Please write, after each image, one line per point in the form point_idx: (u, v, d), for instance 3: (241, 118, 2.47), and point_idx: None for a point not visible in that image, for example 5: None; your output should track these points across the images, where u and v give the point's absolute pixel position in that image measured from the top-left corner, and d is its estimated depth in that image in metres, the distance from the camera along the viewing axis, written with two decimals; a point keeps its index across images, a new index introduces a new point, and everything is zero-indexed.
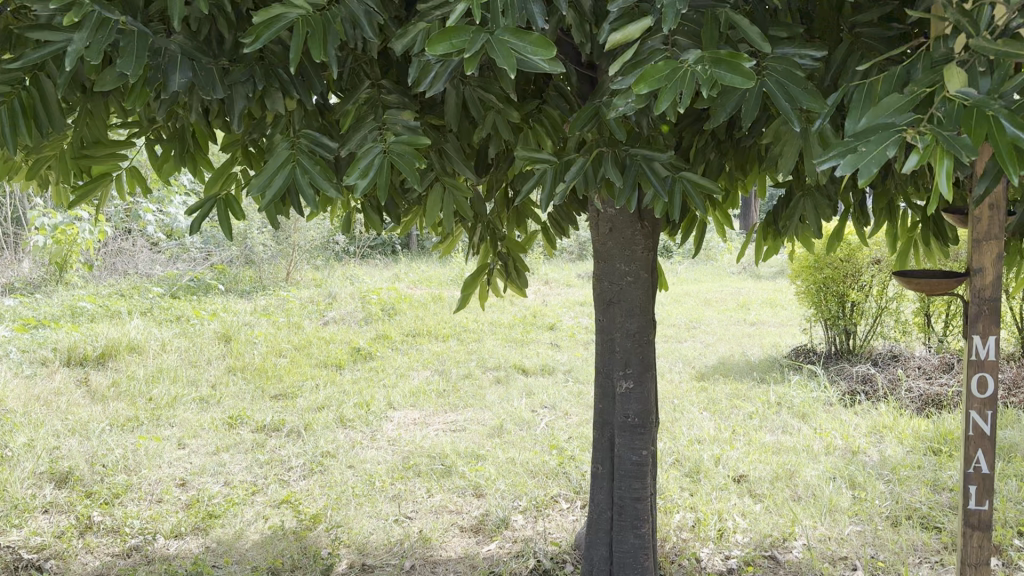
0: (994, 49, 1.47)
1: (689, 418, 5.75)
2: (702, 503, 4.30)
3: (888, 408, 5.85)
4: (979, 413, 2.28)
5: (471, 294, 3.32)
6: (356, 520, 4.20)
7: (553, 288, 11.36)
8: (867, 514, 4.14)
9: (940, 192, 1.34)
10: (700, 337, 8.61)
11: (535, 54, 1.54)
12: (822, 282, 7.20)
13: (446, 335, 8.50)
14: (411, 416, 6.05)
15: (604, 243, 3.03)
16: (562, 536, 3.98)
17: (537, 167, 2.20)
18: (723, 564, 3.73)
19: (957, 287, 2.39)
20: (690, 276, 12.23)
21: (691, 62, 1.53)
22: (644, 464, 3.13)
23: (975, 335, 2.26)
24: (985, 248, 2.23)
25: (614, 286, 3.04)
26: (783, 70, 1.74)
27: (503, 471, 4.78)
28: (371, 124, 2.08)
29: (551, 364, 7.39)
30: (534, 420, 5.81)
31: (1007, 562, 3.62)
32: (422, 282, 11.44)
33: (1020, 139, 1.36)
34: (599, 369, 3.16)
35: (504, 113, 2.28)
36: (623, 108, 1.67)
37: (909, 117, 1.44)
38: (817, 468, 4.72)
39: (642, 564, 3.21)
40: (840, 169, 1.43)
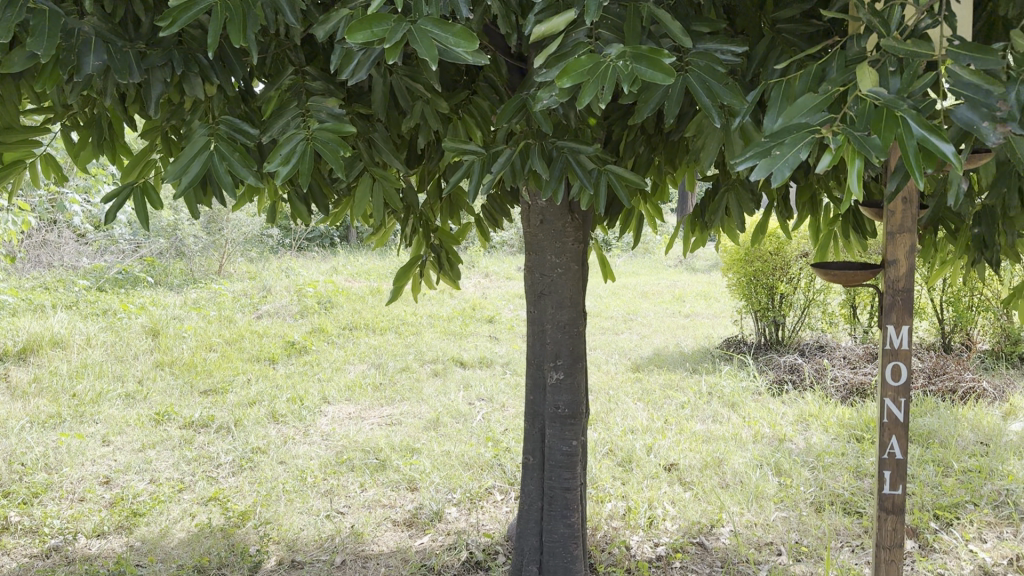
0: (903, 48, 1.50)
1: (623, 408, 5.82)
2: (633, 491, 4.37)
3: (814, 397, 6.02)
4: (893, 401, 2.35)
5: (404, 285, 3.26)
6: (286, 516, 4.14)
7: (493, 281, 11.34)
8: (792, 500, 4.25)
9: (849, 190, 1.37)
10: (636, 328, 8.72)
11: (458, 45, 1.53)
12: (753, 274, 7.36)
13: (383, 328, 8.44)
14: (346, 410, 5.99)
15: (535, 235, 3.03)
16: (495, 527, 3.99)
17: (465, 159, 2.18)
18: (653, 551, 3.79)
19: (871, 278, 2.47)
20: (627, 269, 12.37)
21: (613, 57, 1.54)
22: (574, 455, 3.15)
23: (890, 325, 2.33)
24: (899, 241, 2.30)
25: (544, 279, 3.05)
26: (704, 66, 1.76)
27: (438, 464, 4.76)
28: (294, 113, 2.06)
29: (489, 357, 7.39)
30: (471, 412, 5.81)
31: (923, 544, 3.76)
32: (359, 274, 11.32)
33: (926, 140, 1.39)
34: (530, 360, 3.18)
35: (432, 103, 2.26)
36: (546, 101, 1.67)
37: (822, 117, 1.48)
38: (745, 456, 4.83)
39: (571, 553, 3.23)
40: (755, 168, 1.45)
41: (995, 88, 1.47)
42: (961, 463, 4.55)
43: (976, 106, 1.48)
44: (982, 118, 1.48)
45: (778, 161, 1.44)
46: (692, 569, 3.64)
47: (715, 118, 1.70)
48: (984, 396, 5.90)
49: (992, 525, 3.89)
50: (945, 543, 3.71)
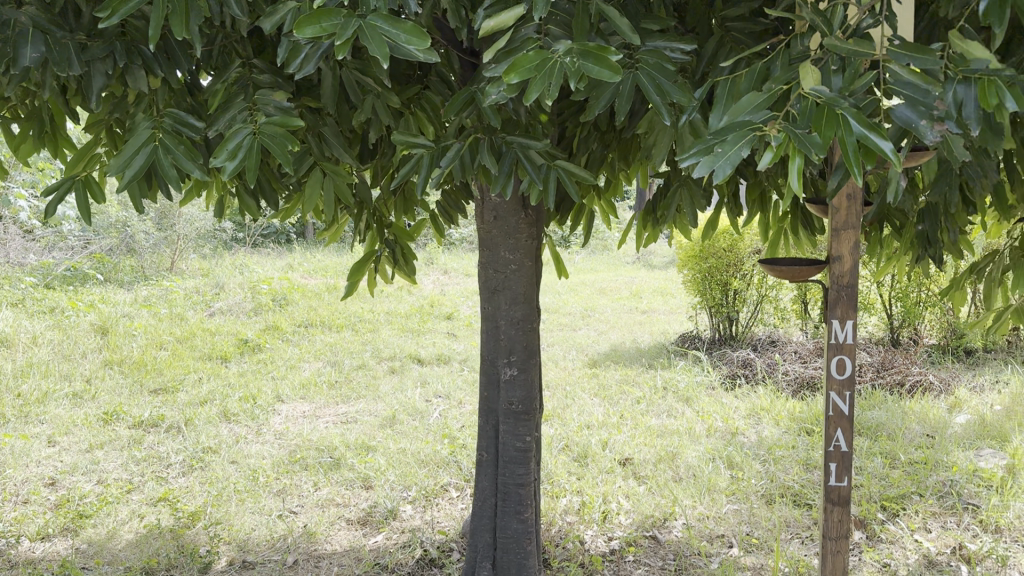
0: (845, 48, 1.53)
1: (580, 404, 5.85)
2: (588, 486, 4.39)
3: (766, 391, 6.12)
4: (838, 394, 2.40)
5: (358, 281, 3.22)
6: (237, 517, 4.09)
7: (452, 278, 11.31)
8: (743, 493, 4.31)
9: (791, 186, 1.39)
10: (593, 324, 8.77)
11: (410, 42, 1.52)
12: (707, 271, 7.46)
13: (339, 326, 8.36)
14: (301, 408, 5.93)
15: (489, 230, 3.02)
16: (450, 524, 3.98)
17: (415, 154, 2.17)
18: (606, 545, 3.82)
19: (817, 273, 2.51)
20: (585, 266, 12.43)
21: (561, 53, 1.53)
22: (528, 451, 3.16)
23: (835, 319, 2.38)
24: (843, 237, 2.34)
25: (498, 275, 3.05)
26: (654, 64, 1.77)
27: (393, 461, 4.74)
28: (240, 106, 2.03)
29: (447, 354, 7.37)
30: (428, 410, 5.79)
31: (870, 535, 3.84)
32: (315, 271, 11.20)
33: (866, 138, 1.41)
34: (484, 357, 3.18)
35: (383, 97, 2.23)
36: (495, 96, 1.67)
37: (766, 114, 1.50)
38: (698, 449, 4.89)
39: (525, 549, 3.24)
40: (698, 165, 1.46)
41: (934, 87, 1.51)
42: (908, 455, 4.66)
43: (915, 106, 1.53)
44: (920, 117, 1.52)
45: (720, 158, 1.46)
46: (645, 562, 3.68)
47: (664, 115, 1.71)
48: (930, 390, 6.05)
49: (937, 515, 3.99)
50: (891, 533, 3.80)
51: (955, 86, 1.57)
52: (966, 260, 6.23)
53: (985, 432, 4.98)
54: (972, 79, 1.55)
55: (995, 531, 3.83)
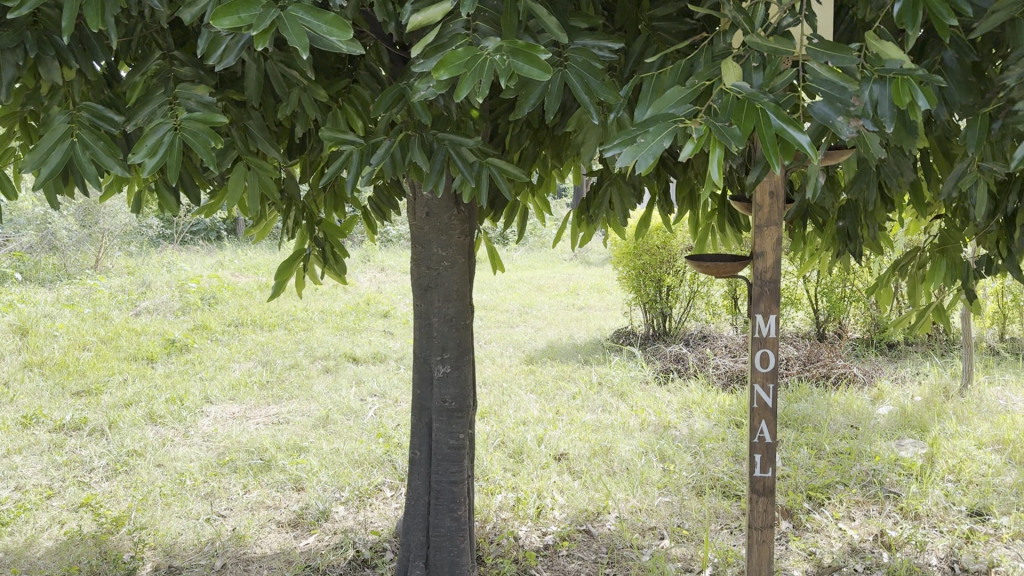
0: (766, 45, 1.56)
1: (516, 401, 5.86)
2: (523, 482, 4.41)
3: (697, 385, 6.23)
4: (762, 387, 2.45)
5: (286, 281, 3.10)
6: (163, 521, 3.99)
7: (388, 275, 11.21)
8: (675, 485, 4.39)
9: (711, 178, 1.42)
10: (530, 321, 8.80)
11: (331, 33, 1.49)
12: (640, 267, 7.56)
13: (272, 324, 8.22)
14: (230, 410, 5.81)
15: (421, 227, 3.00)
16: (383, 524, 3.95)
17: (344, 149, 2.13)
18: (540, 541, 3.84)
19: (741, 269, 2.56)
20: (522, 263, 12.46)
21: (490, 51, 1.52)
22: (461, 448, 3.15)
23: (758, 314, 2.42)
24: (766, 234, 2.39)
25: (431, 271, 3.03)
26: (582, 62, 1.78)
27: (325, 462, 4.68)
28: (161, 99, 1.98)
29: (383, 352, 7.30)
30: (362, 409, 5.73)
31: (797, 524, 3.94)
32: (246, 269, 10.98)
33: (784, 132, 1.45)
34: (417, 354, 3.15)
35: (310, 91, 2.19)
36: (423, 92, 1.65)
37: (688, 110, 1.52)
38: (631, 443, 4.95)
39: (458, 546, 3.23)
40: (621, 155, 1.48)
41: (850, 85, 1.55)
42: (832, 446, 4.79)
43: (833, 103, 1.56)
44: (838, 113, 1.55)
45: (643, 150, 1.47)
46: (578, 556, 3.71)
47: (592, 113, 1.71)
48: (854, 381, 6.24)
49: (860, 503, 4.12)
50: (817, 522, 3.91)
51: (872, 85, 1.62)
52: (887, 256, 6.44)
53: (905, 422, 5.15)
54: (887, 78, 1.59)
55: (915, 517, 3.95)
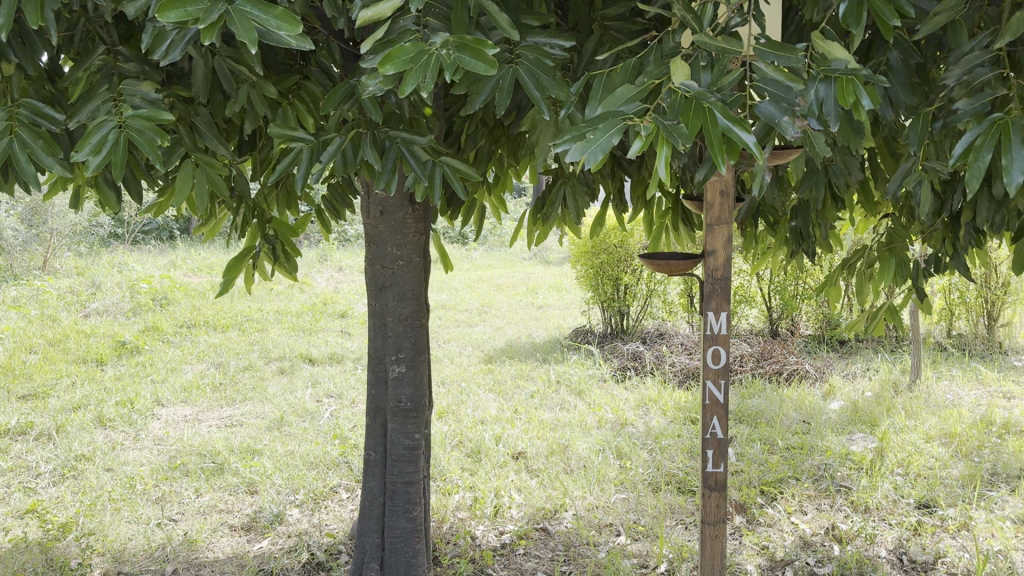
0: (714, 44, 1.58)
1: (474, 400, 5.85)
2: (480, 481, 4.40)
3: (653, 382, 6.28)
4: (714, 383, 2.47)
5: (234, 279, 3.04)
6: (112, 527, 3.90)
7: (345, 275, 11.12)
8: (631, 482, 4.41)
9: (658, 175, 1.43)
10: (489, 320, 8.79)
11: (279, 27, 1.46)
12: (598, 267, 7.61)
13: (225, 326, 8.10)
14: (182, 413, 5.70)
15: (375, 226, 2.97)
16: (338, 527, 3.91)
17: (294, 146, 2.10)
18: (497, 540, 3.83)
19: (693, 267, 2.58)
20: (481, 262, 12.44)
21: (438, 45, 1.51)
22: (417, 449, 3.13)
23: (710, 311, 2.45)
24: (717, 232, 2.41)
25: (385, 271, 3.00)
26: (534, 59, 1.76)
27: (280, 465, 4.62)
28: (104, 96, 1.94)
29: (339, 353, 7.23)
30: (318, 410, 5.67)
31: (750, 518, 3.99)
32: (199, 269, 10.80)
33: (731, 131, 1.46)
34: (371, 354, 3.12)
35: (259, 86, 2.16)
36: (372, 88, 1.64)
37: (637, 107, 1.53)
38: (588, 441, 4.97)
39: (414, 547, 3.21)
40: (570, 151, 1.48)
41: (796, 85, 1.58)
42: (785, 441, 4.87)
43: (778, 102, 1.59)
44: (782, 112, 1.58)
45: (591, 146, 1.48)
46: (534, 555, 3.71)
47: (543, 109, 1.71)
48: (806, 377, 6.34)
49: (812, 497, 4.19)
50: (769, 517, 3.97)
51: (818, 85, 1.64)
52: (837, 254, 6.55)
53: (856, 417, 5.24)
54: (833, 78, 1.62)
55: (865, 510, 4.03)
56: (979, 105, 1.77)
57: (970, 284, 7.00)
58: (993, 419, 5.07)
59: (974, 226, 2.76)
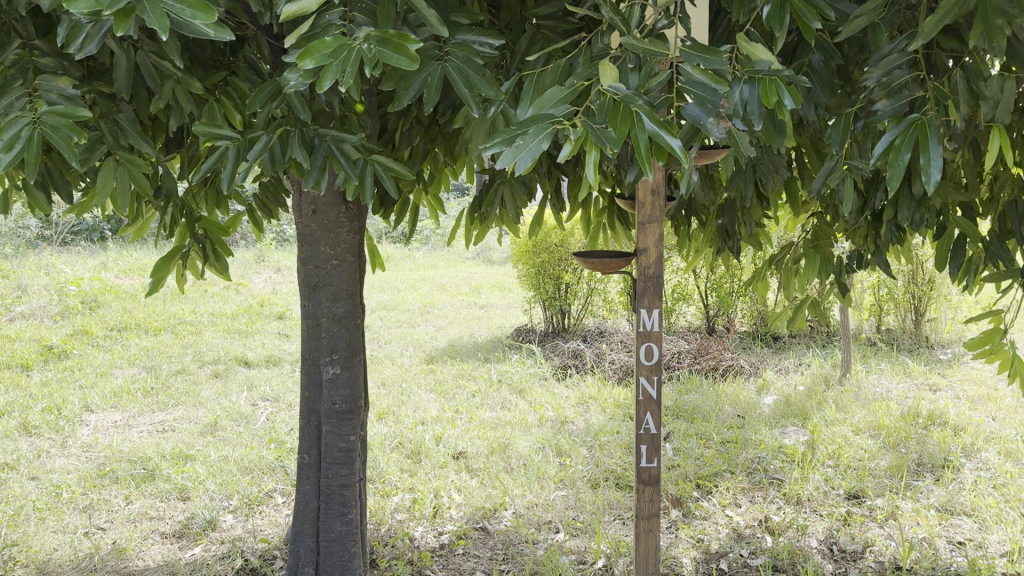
0: (641, 47, 1.59)
1: (415, 401, 5.82)
2: (419, 482, 4.38)
3: (594, 380, 6.33)
4: (647, 379, 2.50)
5: (163, 279, 2.96)
6: (36, 537, 3.78)
7: (283, 275, 10.95)
8: (571, 479, 4.44)
9: (587, 179, 1.44)
10: (431, 321, 8.75)
11: (194, 16, 1.42)
12: (539, 265, 7.64)
13: (157, 328, 7.91)
14: (111, 419, 5.54)
15: (307, 225, 2.92)
16: (273, 532, 3.84)
17: (219, 144, 2.05)
18: (436, 541, 3.82)
19: (626, 265, 2.60)
20: (423, 262, 12.37)
21: (360, 40, 1.50)
22: (352, 451, 3.10)
23: (643, 308, 2.47)
24: (649, 230, 2.44)
25: (318, 271, 2.95)
26: (463, 58, 1.75)
27: (213, 470, 4.53)
28: (19, 91, 1.87)
29: (276, 355, 7.12)
30: (254, 414, 5.57)
31: (686, 512, 4.05)
32: (131, 271, 10.52)
33: (658, 135, 1.48)
34: (305, 356, 3.08)
35: (184, 82, 2.11)
36: (294, 83, 1.61)
37: (566, 110, 1.53)
38: (529, 439, 4.99)
39: (349, 550, 3.18)
40: (500, 156, 1.47)
41: (721, 87, 1.60)
42: (720, 435, 4.95)
43: (704, 104, 1.61)
44: (708, 114, 1.60)
45: (521, 151, 1.48)
46: (473, 555, 3.70)
47: (473, 108, 1.70)
48: (741, 372, 6.46)
49: (746, 490, 4.27)
50: (705, 510, 4.03)
51: (742, 85, 1.67)
52: (770, 251, 6.69)
53: (789, 411, 5.36)
54: (756, 79, 1.65)
55: (797, 502, 4.12)
56: (897, 106, 1.82)
57: (898, 280, 7.21)
58: (919, 411, 5.23)
59: (894, 224, 2.84)
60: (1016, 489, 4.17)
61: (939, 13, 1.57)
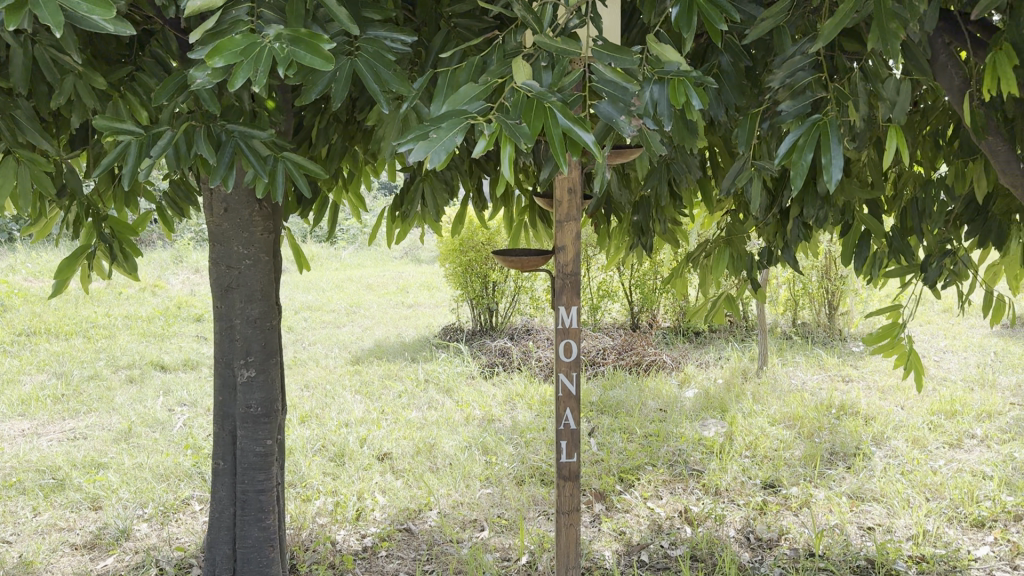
0: (554, 45, 1.60)
1: (340, 403, 5.74)
2: (342, 485, 4.33)
3: (520, 377, 6.36)
4: (566, 375, 2.52)
5: (66, 281, 2.84)
6: None
7: (203, 276, 10.67)
8: (497, 476, 4.45)
9: (503, 174, 1.43)
10: (357, 321, 8.66)
11: (92, 12, 1.35)
12: (466, 264, 7.64)
13: (69, 333, 7.62)
14: (18, 427, 5.32)
15: (219, 225, 2.85)
16: (190, 539, 3.73)
17: (120, 140, 1.97)
18: (359, 543, 3.78)
19: (544, 263, 2.62)
20: (349, 262, 12.23)
21: (270, 38, 1.47)
22: (269, 455, 3.04)
23: (561, 306, 2.49)
24: (566, 228, 2.45)
25: (231, 271, 2.89)
26: (373, 53, 1.73)
27: (127, 478, 4.38)
28: None
29: (195, 358, 6.93)
30: (170, 419, 5.41)
31: (609, 506, 4.11)
32: (39, 273, 10.11)
33: (571, 131, 1.49)
34: (218, 359, 3.00)
35: (86, 78, 2.04)
36: (200, 80, 1.57)
37: (480, 106, 1.53)
38: (455, 438, 4.98)
39: (267, 557, 3.13)
40: (413, 151, 1.45)
41: (632, 85, 1.61)
42: (643, 429, 5.04)
43: (615, 102, 1.62)
44: (619, 113, 1.61)
45: (436, 144, 1.45)
46: (398, 556, 3.68)
47: (384, 104, 1.68)
48: (664, 367, 6.58)
49: (667, 482, 4.35)
50: (627, 502, 4.10)
51: (652, 86, 1.70)
52: (689, 247, 6.84)
53: (708, 404, 5.48)
54: (666, 80, 1.67)
55: (715, 492, 4.22)
56: (801, 107, 1.89)
57: (812, 275, 7.44)
58: (832, 402, 5.42)
59: (800, 221, 2.94)
60: (922, 474, 4.35)
61: (837, 16, 1.62)
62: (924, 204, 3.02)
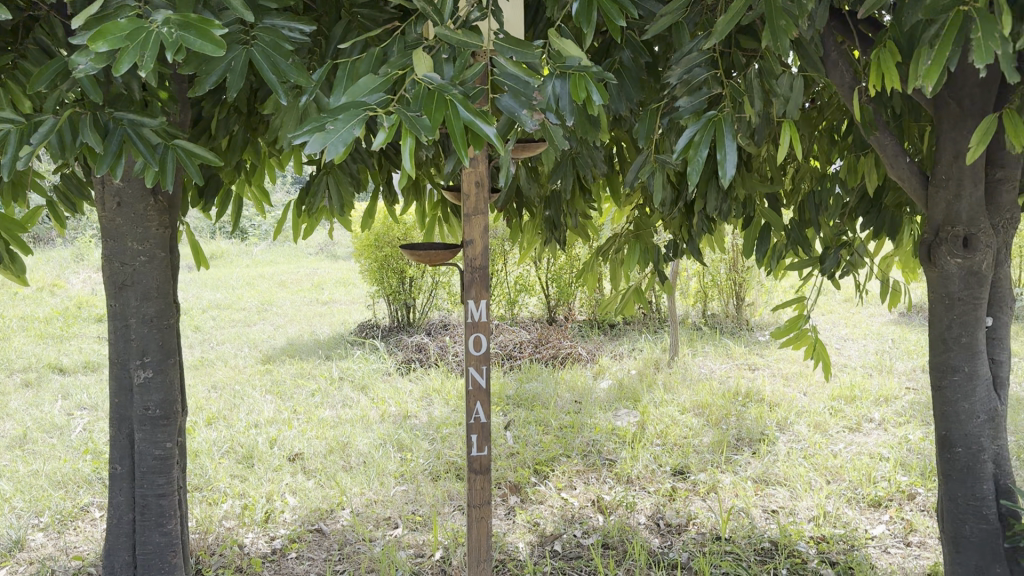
0: (454, 37, 1.60)
1: (250, 403, 5.61)
2: (251, 488, 4.23)
3: (437, 373, 6.33)
4: (476, 369, 2.52)
5: None
6: None
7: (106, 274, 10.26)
8: (411, 473, 4.42)
9: (402, 166, 1.41)
10: (270, 319, 8.48)
11: None
12: (382, 259, 7.56)
13: None
14: None
15: (112, 219, 2.74)
16: (88, 548, 3.59)
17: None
18: (268, 546, 3.70)
19: (452, 257, 2.60)
20: (262, 258, 11.96)
21: (158, 23, 1.42)
22: (169, 458, 2.95)
23: (470, 300, 2.48)
24: (474, 222, 2.44)
25: (125, 268, 2.78)
26: (270, 42, 1.69)
27: (22, 486, 4.19)
28: None
29: (96, 360, 6.67)
30: (69, 424, 5.19)
31: (523, 497, 4.14)
32: None
33: (472, 124, 1.48)
34: (113, 360, 2.89)
35: None
36: (84, 66, 1.50)
37: (379, 98, 1.51)
38: (369, 436, 4.93)
39: (169, 562, 3.03)
40: (310, 143, 1.41)
41: (533, 79, 1.62)
42: (558, 421, 5.09)
43: (517, 96, 1.61)
44: (522, 106, 1.61)
45: (332, 137, 1.42)
46: (308, 557, 3.62)
47: (281, 95, 1.64)
48: (578, 359, 6.65)
49: (580, 472, 4.40)
50: (541, 494, 4.14)
51: (554, 80, 1.71)
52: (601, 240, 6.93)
53: (621, 395, 5.57)
54: (567, 74, 1.68)
55: (627, 480, 4.30)
56: (698, 103, 1.98)
57: (720, 268, 7.64)
58: (738, 389, 5.58)
59: (704, 214, 3.01)
60: (823, 457, 4.53)
61: (730, 14, 1.67)
62: (820, 196, 3.18)
